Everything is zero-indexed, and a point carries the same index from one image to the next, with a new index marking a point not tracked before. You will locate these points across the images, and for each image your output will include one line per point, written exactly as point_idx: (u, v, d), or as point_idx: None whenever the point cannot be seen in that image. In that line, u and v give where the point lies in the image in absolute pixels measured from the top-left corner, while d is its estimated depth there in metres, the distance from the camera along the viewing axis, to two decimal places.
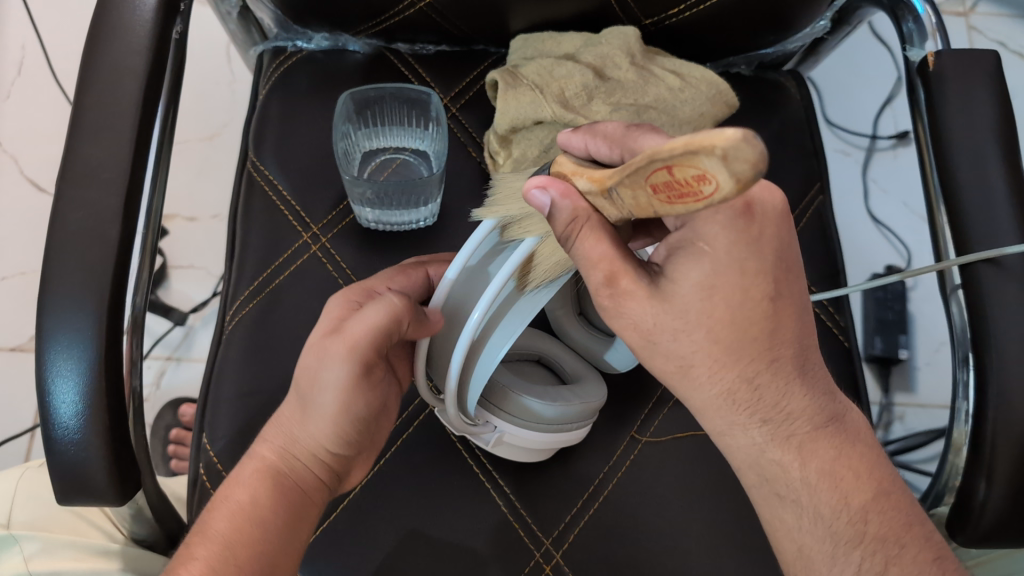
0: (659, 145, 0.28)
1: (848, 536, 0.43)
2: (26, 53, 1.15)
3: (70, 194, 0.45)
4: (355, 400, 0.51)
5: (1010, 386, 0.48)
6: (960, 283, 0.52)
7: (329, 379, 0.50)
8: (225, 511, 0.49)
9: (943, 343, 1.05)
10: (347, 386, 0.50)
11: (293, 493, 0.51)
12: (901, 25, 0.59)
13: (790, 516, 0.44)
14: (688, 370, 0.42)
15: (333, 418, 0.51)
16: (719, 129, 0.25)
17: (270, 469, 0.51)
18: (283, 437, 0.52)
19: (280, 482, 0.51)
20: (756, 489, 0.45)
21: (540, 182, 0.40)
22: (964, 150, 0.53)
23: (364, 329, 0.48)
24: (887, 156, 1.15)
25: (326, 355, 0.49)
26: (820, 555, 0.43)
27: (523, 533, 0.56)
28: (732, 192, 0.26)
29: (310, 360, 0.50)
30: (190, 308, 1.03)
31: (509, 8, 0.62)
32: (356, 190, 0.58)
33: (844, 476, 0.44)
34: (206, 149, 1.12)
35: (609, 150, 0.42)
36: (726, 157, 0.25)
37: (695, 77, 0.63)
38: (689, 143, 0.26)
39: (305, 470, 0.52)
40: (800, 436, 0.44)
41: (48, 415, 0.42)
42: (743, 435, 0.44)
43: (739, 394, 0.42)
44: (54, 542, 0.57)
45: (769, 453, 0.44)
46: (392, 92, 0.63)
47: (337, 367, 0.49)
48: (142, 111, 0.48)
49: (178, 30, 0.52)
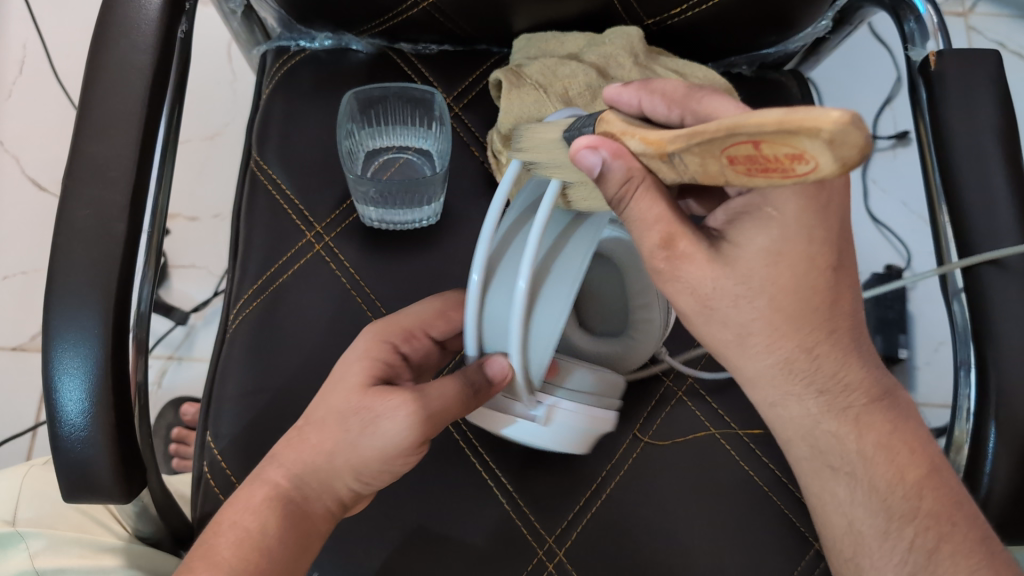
0: (742, 117, 0.26)
1: (903, 512, 0.47)
2: (28, 53, 1.15)
3: (76, 192, 0.45)
4: (398, 458, 0.50)
5: (1015, 381, 0.48)
6: (962, 287, 0.52)
7: (386, 431, 0.48)
8: (231, 537, 0.46)
9: (942, 343, 1.06)
10: (402, 446, 0.49)
11: (302, 521, 0.49)
12: (903, 25, 0.59)
13: (842, 490, 0.49)
14: (745, 338, 0.45)
15: (366, 463, 0.49)
16: (824, 109, 0.24)
17: (280, 496, 0.49)
18: (300, 465, 0.50)
19: (291, 509, 0.49)
20: (809, 463, 0.49)
21: (587, 143, 0.38)
22: (966, 150, 0.53)
23: (439, 404, 0.49)
24: (888, 156, 1.15)
25: (396, 405, 0.49)
26: (871, 530, 0.48)
27: (522, 527, 0.57)
28: (832, 174, 0.26)
29: (379, 407, 0.49)
30: (191, 308, 1.04)
31: (512, 8, 0.63)
32: (361, 189, 0.58)
33: (900, 451, 0.48)
34: (207, 149, 1.12)
35: (666, 111, 0.42)
36: (832, 140, 0.24)
37: (698, 77, 0.63)
38: (788, 122, 0.24)
39: (320, 502, 0.50)
40: (856, 408, 0.47)
41: (56, 413, 0.42)
42: (798, 405, 0.47)
43: (797, 364, 0.46)
44: (58, 538, 0.57)
45: (824, 425, 0.48)
46: (396, 91, 0.64)
47: (404, 420, 0.48)
48: (148, 109, 0.48)
49: (183, 29, 0.53)
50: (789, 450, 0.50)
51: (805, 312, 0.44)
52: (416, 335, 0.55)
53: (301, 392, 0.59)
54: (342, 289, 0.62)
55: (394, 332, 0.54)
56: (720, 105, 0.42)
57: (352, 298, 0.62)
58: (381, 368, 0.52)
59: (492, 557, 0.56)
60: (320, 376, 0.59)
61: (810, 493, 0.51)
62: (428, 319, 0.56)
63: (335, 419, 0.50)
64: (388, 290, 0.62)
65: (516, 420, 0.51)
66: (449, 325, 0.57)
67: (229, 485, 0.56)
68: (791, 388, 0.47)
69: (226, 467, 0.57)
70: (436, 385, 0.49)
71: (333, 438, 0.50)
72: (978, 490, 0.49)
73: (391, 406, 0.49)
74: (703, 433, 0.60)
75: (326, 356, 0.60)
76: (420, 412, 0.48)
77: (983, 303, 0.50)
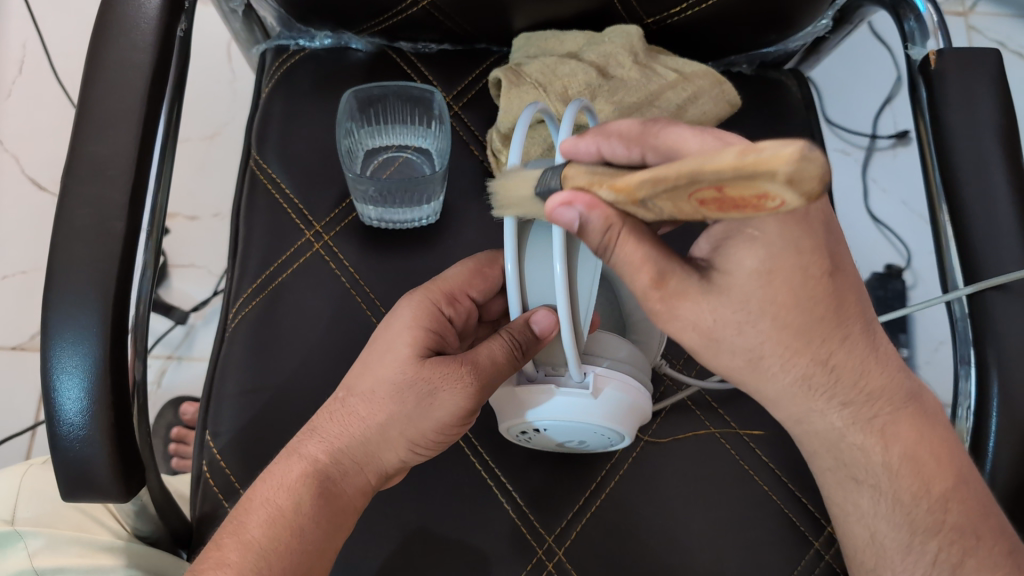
0: (700, 164, 0.27)
1: (926, 526, 0.48)
2: (28, 52, 1.15)
3: (75, 190, 0.45)
4: (450, 426, 0.51)
5: (1015, 381, 0.48)
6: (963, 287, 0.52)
7: (440, 400, 0.49)
8: (264, 514, 0.47)
9: (942, 343, 1.05)
10: (455, 414, 0.49)
11: (337, 498, 0.49)
12: (903, 24, 0.59)
13: (865, 502, 0.49)
14: (757, 362, 0.45)
15: (422, 433, 0.50)
16: (776, 149, 0.24)
17: (316, 472, 0.49)
18: (343, 441, 0.50)
19: (325, 486, 0.49)
20: (834, 474, 0.50)
21: (563, 199, 0.37)
22: (966, 149, 0.53)
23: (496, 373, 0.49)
24: (888, 155, 1.15)
25: (448, 377, 0.49)
26: (894, 544, 0.48)
27: (521, 527, 0.57)
28: (800, 205, 0.26)
29: (437, 379, 0.49)
30: (191, 307, 1.03)
31: (511, 7, 0.63)
32: (360, 188, 0.59)
33: (926, 464, 0.48)
34: (208, 149, 1.12)
35: (629, 156, 0.41)
36: (791, 180, 0.24)
37: (698, 77, 0.63)
38: (744, 168, 0.25)
39: (360, 476, 0.51)
40: (881, 419, 0.48)
41: (55, 412, 0.42)
42: (824, 420, 0.48)
43: (815, 378, 0.46)
44: (57, 537, 0.57)
45: (850, 438, 0.48)
46: (396, 90, 0.64)
47: (456, 390, 0.49)
48: (147, 107, 0.48)
49: (182, 28, 0.53)
50: (813, 461, 0.51)
51: (795, 314, 0.43)
52: (457, 298, 0.55)
53: (302, 390, 0.59)
54: (342, 289, 0.62)
55: (437, 296, 0.54)
56: (679, 135, 0.43)
57: (352, 298, 0.62)
58: (432, 339, 0.52)
59: (491, 556, 0.56)
60: (324, 373, 0.59)
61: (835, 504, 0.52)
62: (466, 279, 0.55)
63: (393, 391, 0.50)
64: (387, 289, 0.62)
65: (548, 388, 0.49)
66: (486, 282, 0.56)
67: (230, 485, 0.56)
68: (815, 403, 0.47)
69: (226, 467, 0.57)
70: (484, 348, 0.49)
71: (388, 411, 0.50)
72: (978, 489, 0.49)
73: (449, 378, 0.49)
74: (702, 432, 0.60)
75: (325, 354, 0.60)
76: (480, 384, 0.49)
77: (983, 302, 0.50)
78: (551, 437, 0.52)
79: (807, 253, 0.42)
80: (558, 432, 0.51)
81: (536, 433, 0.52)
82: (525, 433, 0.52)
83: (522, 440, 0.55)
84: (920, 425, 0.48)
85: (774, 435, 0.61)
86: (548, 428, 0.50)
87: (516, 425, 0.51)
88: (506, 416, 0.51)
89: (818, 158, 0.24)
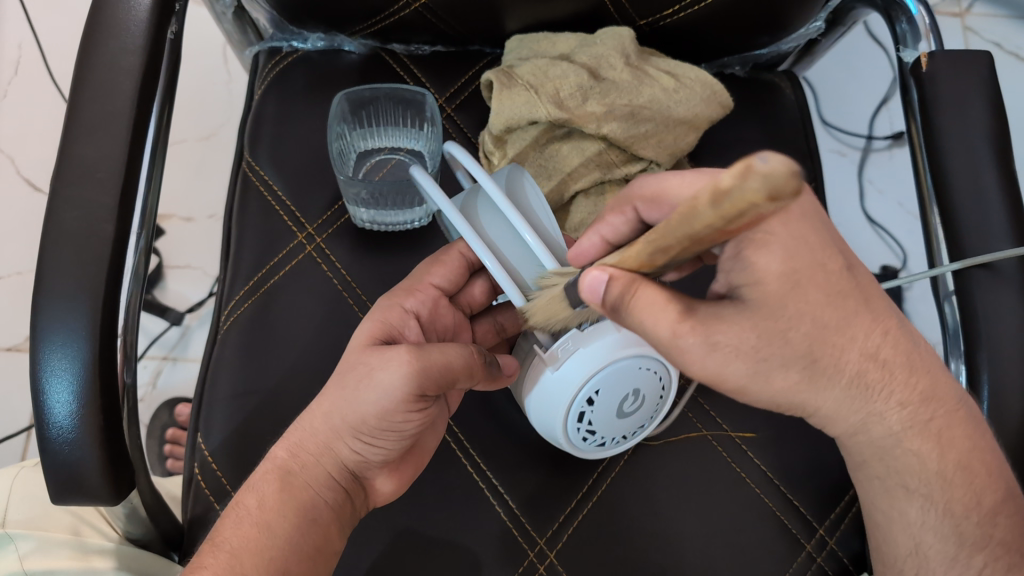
0: (703, 220, 0.28)
1: (974, 539, 0.48)
2: (24, 53, 1.15)
3: (65, 193, 0.45)
4: (397, 415, 0.49)
5: (1007, 384, 0.48)
6: (954, 289, 0.53)
7: (382, 380, 0.48)
8: (235, 517, 0.48)
9: (937, 343, 1.06)
10: (396, 400, 0.48)
11: (304, 492, 0.49)
12: (895, 25, 0.59)
13: (914, 512, 0.49)
14: (815, 377, 0.43)
15: (363, 420, 0.49)
16: (741, 188, 0.25)
17: (280, 470, 0.50)
18: (300, 435, 0.51)
19: (291, 480, 0.50)
20: (882, 481, 0.49)
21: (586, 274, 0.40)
22: (957, 151, 0.53)
23: (441, 359, 0.49)
24: (884, 156, 1.15)
25: (392, 359, 0.48)
26: (939, 556, 0.48)
27: (512, 527, 0.57)
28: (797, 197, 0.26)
29: (374, 360, 0.49)
30: (187, 308, 1.04)
31: (504, 8, 0.63)
32: (351, 190, 0.58)
33: (977, 472, 0.48)
34: (203, 149, 1.12)
35: (624, 219, 0.47)
36: (772, 194, 0.24)
37: (690, 78, 0.63)
38: (735, 206, 0.26)
39: (318, 467, 0.50)
40: (937, 424, 0.47)
41: (44, 415, 0.42)
42: (884, 424, 0.47)
43: (871, 374, 0.45)
44: (47, 539, 0.57)
45: (907, 444, 0.47)
46: (388, 92, 0.64)
47: (399, 371, 0.48)
48: (138, 109, 0.48)
49: (173, 30, 0.53)
50: (863, 470, 0.50)
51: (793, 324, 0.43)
52: (419, 289, 0.56)
53: (293, 389, 0.59)
54: (334, 290, 0.62)
55: (399, 292, 0.56)
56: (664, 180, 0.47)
57: (343, 299, 0.62)
58: (385, 328, 0.53)
59: (482, 557, 0.56)
60: (316, 371, 0.59)
61: (875, 513, 0.51)
62: (426, 267, 0.57)
63: (334, 381, 0.51)
64: (379, 291, 0.62)
65: (578, 349, 0.48)
66: (447, 267, 0.57)
67: (222, 488, 0.56)
68: (862, 410, 0.46)
69: (218, 469, 0.57)
70: (437, 345, 0.49)
71: (331, 398, 0.50)
72: None
73: (387, 359, 0.49)
74: (695, 436, 0.60)
75: (312, 354, 0.60)
76: (416, 361, 0.48)
77: (975, 304, 0.50)
78: (606, 410, 0.50)
79: (807, 254, 0.42)
80: (610, 394, 0.50)
81: (591, 411, 0.50)
82: (582, 421, 0.51)
83: (581, 445, 0.53)
84: (974, 433, 0.47)
85: (767, 436, 0.61)
86: (598, 390, 0.49)
87: (571, 411, 0.49)
88: (560, 403, 0.49)
89: (766, 171, 0.24)
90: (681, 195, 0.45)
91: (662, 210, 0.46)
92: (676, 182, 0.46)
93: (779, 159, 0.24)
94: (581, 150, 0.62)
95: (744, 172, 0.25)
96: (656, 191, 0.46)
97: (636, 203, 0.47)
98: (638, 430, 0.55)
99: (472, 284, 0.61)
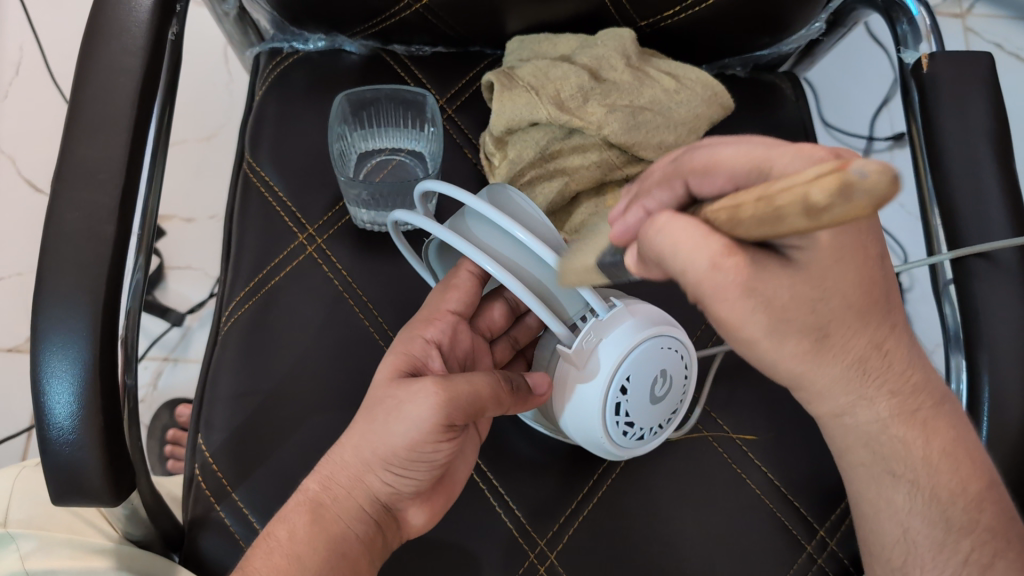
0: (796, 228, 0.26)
1: (960, 524, 0.48)
2: (24, 53, 1.15)
3: (65, 194, 0.45)
4: (426, 446, 0.48)
5: (1007, 385, 0.48)
6: (953, 279, 0.53)
7: (411, 413, 0.48)
8: (264, 549, 0.47)
9: (938, 344, 1.06)
10: (426, 432, 0.47)
11: (334, 528, 0.49)
12: (896, 26, 0.59)
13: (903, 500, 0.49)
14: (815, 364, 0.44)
15: (393, 451, 0.48)
16: (847, 207, 0.23)
17: (312, 503, 0.50)
18: (330, 469, 0.50)
19: (322, 514, 0.49)
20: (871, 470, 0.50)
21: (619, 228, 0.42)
22: (957, 151, 0.53)
23: (468, 387, 0.48)
24: (884, 157, 1.15)
25: (419, 391, 0.48)
26: (923, 539, 0.49)
27: (513, 529, 0.57)
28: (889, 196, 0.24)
29: (402, 394, 0.49)
30: (187, 308, 1.04)
31: (505, 9, 0.63)
32: (353, 192, 0.59)
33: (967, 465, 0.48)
34: (203, 150, 1.12)
35: (671, 193, 0.39)
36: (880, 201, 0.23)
37: (691, 79, 0.63)
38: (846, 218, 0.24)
39: (351, 500, 0.50)
40: (924, 412, 0.48)
41: (44, 416, 0.42)
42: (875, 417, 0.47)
43: (873, 365, 0.45)
44: (50, 538, 0.57)
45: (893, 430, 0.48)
46: (389, 93, 0.64)
47: (428, 405, 0.47)
48: (138, 110, 0.48)
49: (174, 31, 0.53)
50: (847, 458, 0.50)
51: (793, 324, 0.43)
52: (440, 317, 0.56)
53: (296, 392, 0.59)
54: (334, 291, 0.62)
55: (419, 322, 0.56)
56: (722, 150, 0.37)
57: (343, 301, 0.62)
58: (409, 360, 0.53)
59: (482, 557, 0.56)
60: (317, 377, 0.59)
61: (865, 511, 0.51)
62: (443, 294, 0.57)
63: (363, 414, 0.50)
64: (379, 292, 0.62)
65: (600, 339, 0.48)
66: (463, 293, 0.57)
67: (222, 488, 0.56)
68: (860, 391, 0.46)
69: (221, 473, 0.57)
70: (464, 375, 0.49)
71: (360, 432, 0.50)
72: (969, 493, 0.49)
73: (413, 391, 0.48)
74: (696, 436, 0.60)
75: (315, 359, 0.60)
76: (444, 392, 0.47)
77: (975, 305, 0.50)
78: (640, 396, 0.50)
79: None
80: (641, 378, 0.50)
81: (626, 403, 0.50)
82: (620, 413, 0.50)
83: (624, 442, 0.51)
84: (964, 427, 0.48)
85: (768, 437, 0.61)
86: (628, 376, 0.49)
87: (607, 402, 0.49)
88: (596, 394, 0.49)
89: (866, 187, 0.22)
90: (733, 164, 0.36)
91: (718, 185, 0.37)
92: (730, 152, 0.37)
93: (878, 167, 0.22)
94: (581, 150, 0.62)
95: (841, 184, 0.23)
96: (706, 161, 0.37)
97: (687, 176, 0.38)
98: (673, 419, 0.54)
99: (488, 309, 0.61)
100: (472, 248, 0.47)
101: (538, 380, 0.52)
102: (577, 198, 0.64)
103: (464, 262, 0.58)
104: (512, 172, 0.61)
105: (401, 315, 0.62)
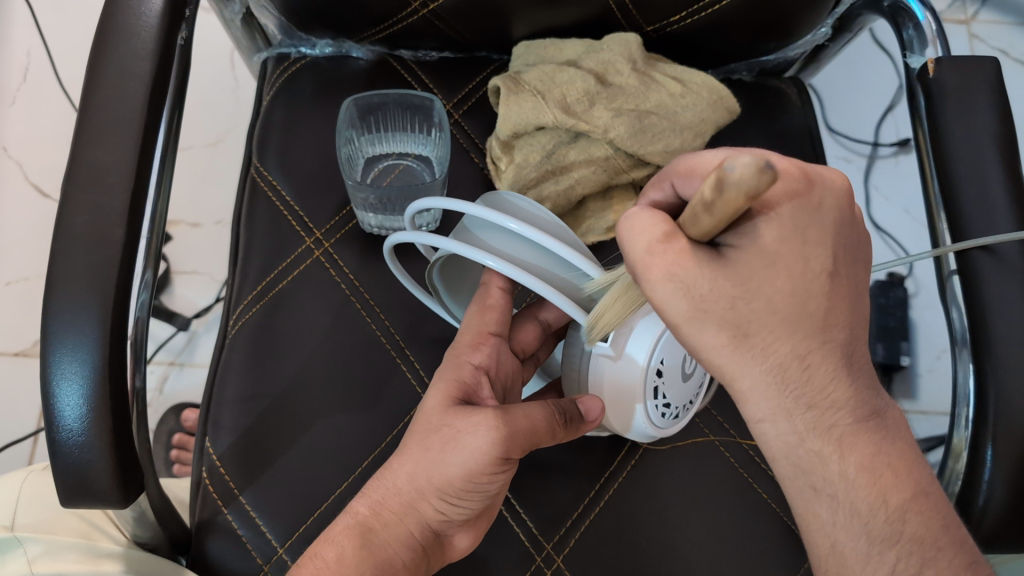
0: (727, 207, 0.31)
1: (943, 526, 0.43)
2: (32, 60, 1.17)
3: (76, 197, 0.46)
4: (483, 477, 0.48)
5: (1013, 391, 0.48)
6: (955, 267, 0.53)
7: (469, 446, 0.47)
8: (309, 569, 0.46)
9: (944, 350, 1.05)
10: (485, 465, 0.47)
11: (383, 553, 0.48)
12: (901, 32, 0.60)
13: None
14: None
15: (449, 481, 0.48)
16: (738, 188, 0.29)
17: (360, 527, 0.49)
18: (381, 493, 0.50)
19: (371, 541, 0.48)
20: None
21: None
22: (964, 156, 0.53)
23: (524, 421, 0.48)
24: (890, 163, 1.15)
25: (478, 422, 0.48)
26: None
27: (524, 535, 0.57)
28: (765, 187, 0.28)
29: (460, 424, 0.48)
30: (193, 313, 1.04)
31: (511, 15, 0.63)
32: (360, 196, 0.60)
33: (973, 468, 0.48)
34: (210, 156, 1.13)
35: (663, 196, 0.43)
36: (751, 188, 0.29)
37: (696, 84, 0.64)
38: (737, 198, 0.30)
39: (401, 527, 0.49)
40: None
41: (55, 418, 0.42)
42: None
43: None
44: (56, 543, 0.57)
45: None
46: (395, 97, 0.65)
47: (485, 436, 0.47)
48: (147, 114, 0.48)
49: (182, 36, 0.53)
50: None
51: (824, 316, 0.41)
52: (486, 340, 0.54)
53: (304, 392, 0.59)
54: (342, 295, 0.62)
55: (463, 349, 0.54)
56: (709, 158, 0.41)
57: (352, 305, 0.62)
58: (459, 388, 0.52)
59: (487, 557, 0.56)
60: (325, 379, 0.59)
61: None
62: (480, 320, 0.55)
63: (415, 440, 0.50)
64: (385, 295, 0.62)
65: (633, 328, 0.48)
66: (502, 314, 0.55)
67: (231, 492, 0.56)
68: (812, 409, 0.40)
69: (228, 473, 0.57)
70: (520, 408, 0.49)
71: (413, 459, 0.49)
72: (976, 497, 0.48)
73: (473, 423, 0.48)
74: (701, 439, 0.60)
75: (326, 364, 0.60)
76: (504, 426, 0.47)
77: (981, 310, 0.50)
78: (674, 377, 0.51)
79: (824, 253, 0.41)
80: (674, 359, 0.50)
81: (663, 381, 0.51)
82: (657, 396, 0.51)
83: (662, 423, 0.52)
84: None
85: None
86: (663, 359, 0.50)
87: (647, 386, 0.50)
88: (634, 381, 0.49)
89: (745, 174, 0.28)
90: (716, 168, 0.40)
91: (696, 185, 0.41)
92: (707, 157, 0.41)
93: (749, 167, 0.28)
94: (587, 153, 0.61)
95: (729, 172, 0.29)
96: (687, 166, 0.41)
97: (673, 180, 0.42)
98: (698, 391, 0.55)
99: (522, 329, 0.58)
100: (470, 250, 0.46)
101: (591, 411, 0.50)
102: (583, 202, 0.65)
103: (494, 278, 0.55)
104: (518, 176, 0.61)
105: (406, 318, 0.62)
